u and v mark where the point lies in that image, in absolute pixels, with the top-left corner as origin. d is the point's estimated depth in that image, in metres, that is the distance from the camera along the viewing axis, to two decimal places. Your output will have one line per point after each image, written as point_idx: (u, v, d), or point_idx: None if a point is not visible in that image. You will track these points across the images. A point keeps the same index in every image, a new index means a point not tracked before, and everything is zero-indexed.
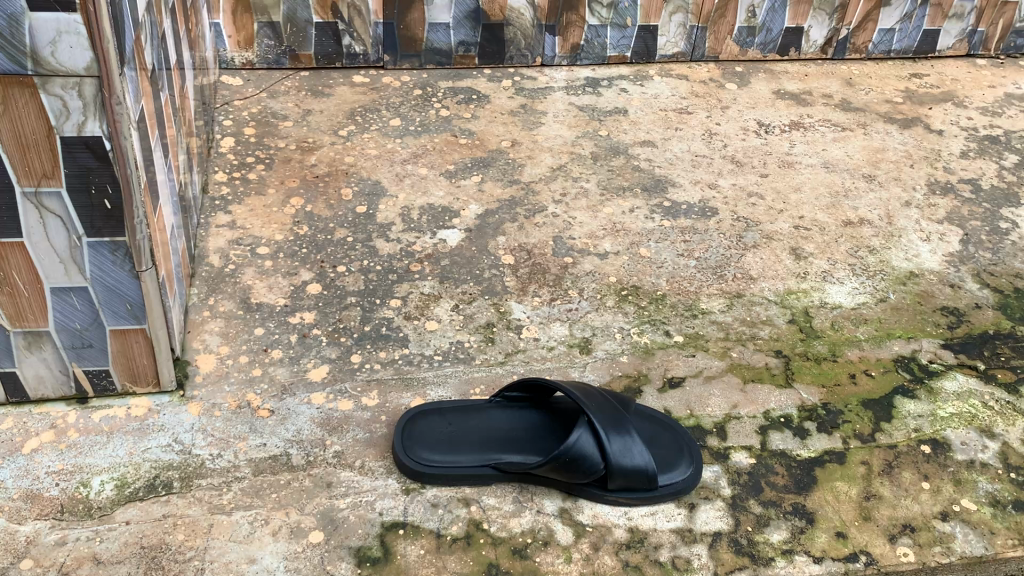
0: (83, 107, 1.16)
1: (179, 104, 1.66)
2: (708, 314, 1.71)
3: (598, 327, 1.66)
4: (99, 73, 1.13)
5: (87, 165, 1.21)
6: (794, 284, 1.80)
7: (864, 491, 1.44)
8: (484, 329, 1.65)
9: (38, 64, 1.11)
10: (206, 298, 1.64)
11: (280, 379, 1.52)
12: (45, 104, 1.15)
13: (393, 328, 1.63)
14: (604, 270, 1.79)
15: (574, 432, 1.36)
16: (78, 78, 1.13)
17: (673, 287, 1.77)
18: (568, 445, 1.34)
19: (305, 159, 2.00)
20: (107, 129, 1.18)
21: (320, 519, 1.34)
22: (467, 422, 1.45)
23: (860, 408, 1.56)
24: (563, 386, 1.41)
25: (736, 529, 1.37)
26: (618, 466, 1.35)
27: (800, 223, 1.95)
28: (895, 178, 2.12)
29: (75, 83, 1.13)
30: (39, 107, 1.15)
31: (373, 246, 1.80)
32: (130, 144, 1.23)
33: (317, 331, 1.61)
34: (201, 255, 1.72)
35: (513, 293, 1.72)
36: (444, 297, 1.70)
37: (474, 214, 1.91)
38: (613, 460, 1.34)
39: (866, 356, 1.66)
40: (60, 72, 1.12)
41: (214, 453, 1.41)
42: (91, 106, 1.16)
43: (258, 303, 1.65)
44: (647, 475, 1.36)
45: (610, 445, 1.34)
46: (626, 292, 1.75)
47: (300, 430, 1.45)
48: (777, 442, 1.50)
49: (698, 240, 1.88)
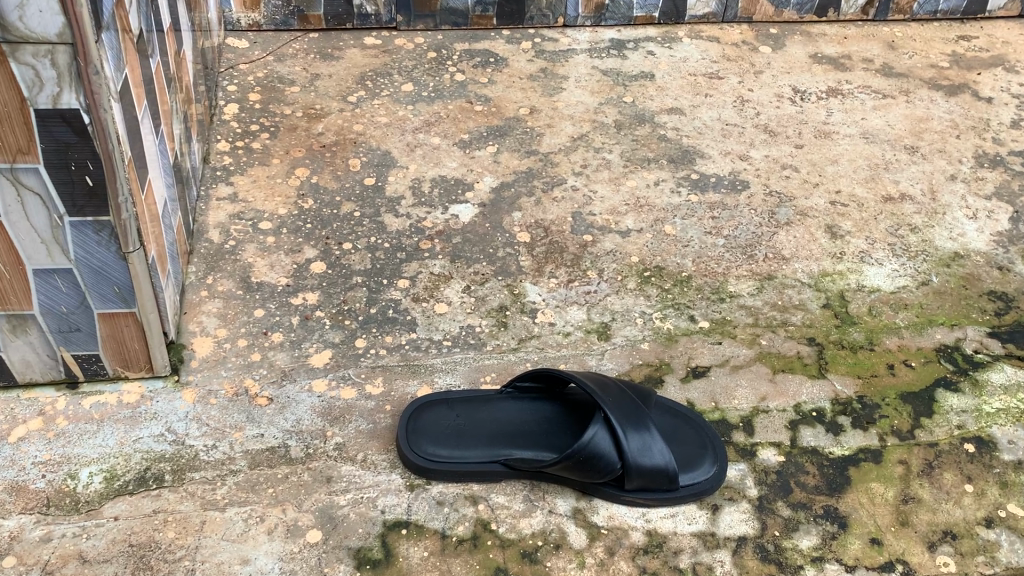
0: (57, 77, 1.06)
1: (175, 70, 1.56)
2: (737, 297, 1.61)
3: (618, 311, 1.57)
4: (73, 39, 1.03)
5: (65, 140, 1.12)
6: (829, 265, 1.68)
7: (902, 494, 1.34)
8: (496, 313, 1.55)
9: (6, 30, 1.01)
10: (204, 277, 1.56)
11: (280, 364, 1.44)
12: (16, 73, 1.05)
13: (400, 310, 1.54)
14: (625, 249, 1.69)
15: (590, 428, 1.27)
16: (50, 45, 1.03)
17: (699, 268, 1.66)
18: (583, 443, 1.25)
19: (312, 128, 1.90)
20: (84, 101, 1.09)
21: (319, 517, 1.26)
22: (476, 415, 1.36)
23: (899, 402, 1.46)
24: (578, 378, 1.32)
25: (763, 534, 1.28)
26: (636, 466, 1.26)
27: (837, 198, 1.83)
28: (940, 150, 1.99)
29: (47, 51, 1.04)
30: (9, 76, 1.05)
31: (381, 222, 1.70)
32: (111, 116, 1.13)
33: (320, 313, 1.53)
34: (200, 230, 1.64)
35: (528, 274, 1.62)
36: (455, 278, 1.61)
37: (489, 187, 1.81)
38: (630, 459, 1.25)
39: (905, 345, 1.55)
40: (29, 39, 1.02)
41: (208, 444, 1.34)
42: (66, 76, 1.06)
43: (258, 283, 1.56)
44: (667, 475, 1.27)
45: (628, 444, 1.25)
46: (649, 273, 1.64)
47: (299, 420, 1.37)
48: (809, 439, 1.40)
49: (727, 217, 1.77)
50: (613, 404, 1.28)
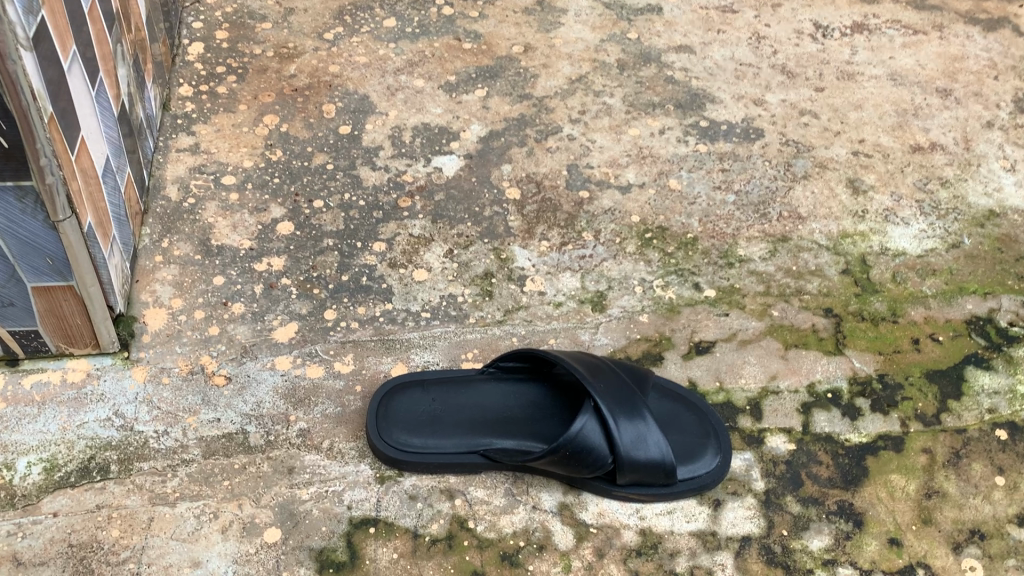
0: None
1: (121, 9, 1.39)
2: (747, 262, 1.46)
3: (615, 278, 1.42)
4: None
5: None
6: (850, 225, 1.52)
7: (924, 487, 1.21)
8: (481, 281, 1.41)
9: None
10: (160, 240, 1.42)
11: (241, 339, 1.31)
12: None
13: (375, 277, 1.40)
14: (625, 207, 1.53)
15: (578, 419, 1.13)
16: None
17: (706, 228, 1.51)
18: (569, 436, 1.11)
19: (283, 69, 1.74)
20: None
21: (278, 514, 1.14)
22: (453, 400, 1.22)
23: (923, 382, 1.32)
24: (566, 362, 1.17)
25: (769, 534, 1.15)
26: (630, 461, 1.12)
27: (860, 148, 1.66)
28: (976, 93, 1.81)
29: None
30: None
31: (356, 176, 1.55)
32: (23, 67, 0.97)
33: (286, 281, 1.39)
34: (157, 187, 1.49)
35: (517, 236, 1.48)
36: (436, 241, 1.46)
37: (476, 135, 1.65)
38: (623, 453, 1.11)
39: (933, 316, 1.40)
40: None
41: (159, 430, 1.22)
42: None
43: (219, 247, 1.42)
44: (665, 469, 1.13)
45: (621, 436, 1.11)
46: (650, 235, 1.49)
47: (260, 403, 1.25)
48: (823, 424, 1.26)
49: (738, 170, 1.60)
50: (604, 391, 1.13)
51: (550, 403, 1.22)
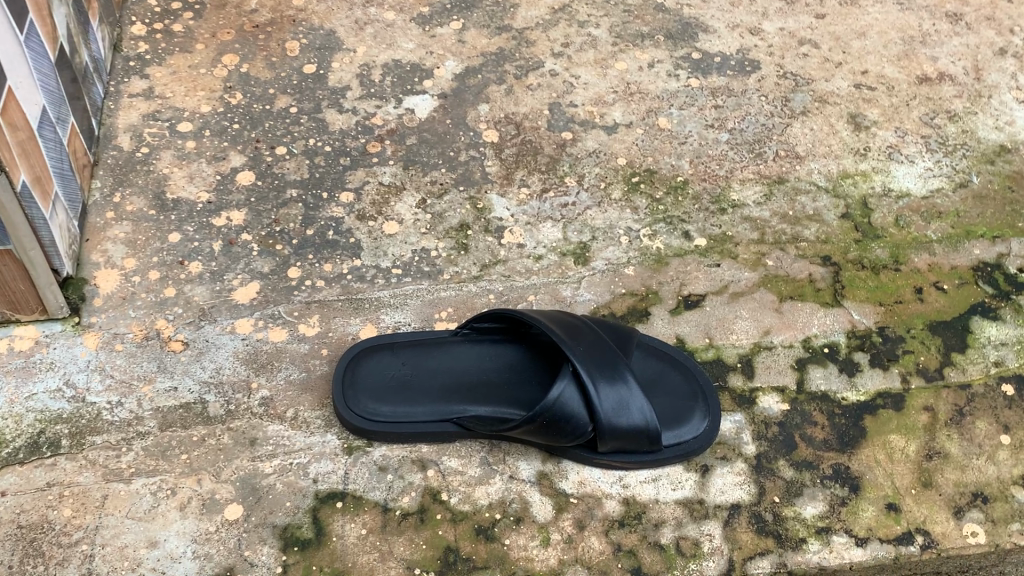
0: None
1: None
2: (740, 207, 1.37)
3: (599, 228, 1.34)
4: None
5: None
6: (851, 165, 1.42)
7: (925, 447, 1.14)
8: (456, 233, 1.32)
9: None
10: (111, 194, 1.32)
11: (198, 301, 1.23)
12: None
13: (343, 231, 1.32)
14: (610, 149, 1.43)
15: (556, 384, 1.05)
16: None
17: (697, 171, 1.41)
18: (547, 402, 1.04)
19: (244, 5, 1.62)
20: None
21: (240, 489, 1.08)
22: (424, 364, 1.15)
23: (926, 334, 1.24)
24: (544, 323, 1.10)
25: (760, 501, 1.09)
26: (612, 427, 1.05)
27: (863, 80, 1.55)
28: (988, 17, 1.68)
29: None
30: None
31: (323, 120, 1.45)
32: None
33: (247, 236, 1.30)
34: (107, 135, 1.39)
35: (495, 183, 1.38)
36: (408, 189, 1.37)
37: (452, 73, 1.54)
38: (603, 421, 1.04)
39: (938, 263, 1.31)
40: None
41: (113, 401, 1.14)
42: None
43: (174, 201, 1.33)
44: (649, 436, 1.06)
45: (601, 403, 1.04)
46: (637, 179, 1.40)
47: (219, 370, 1.17)
48: (818, 383, 1.19)
49: (732, 106, 1.50)
50: (583, 355, 1.06)
51: (528, 366, 1.15)
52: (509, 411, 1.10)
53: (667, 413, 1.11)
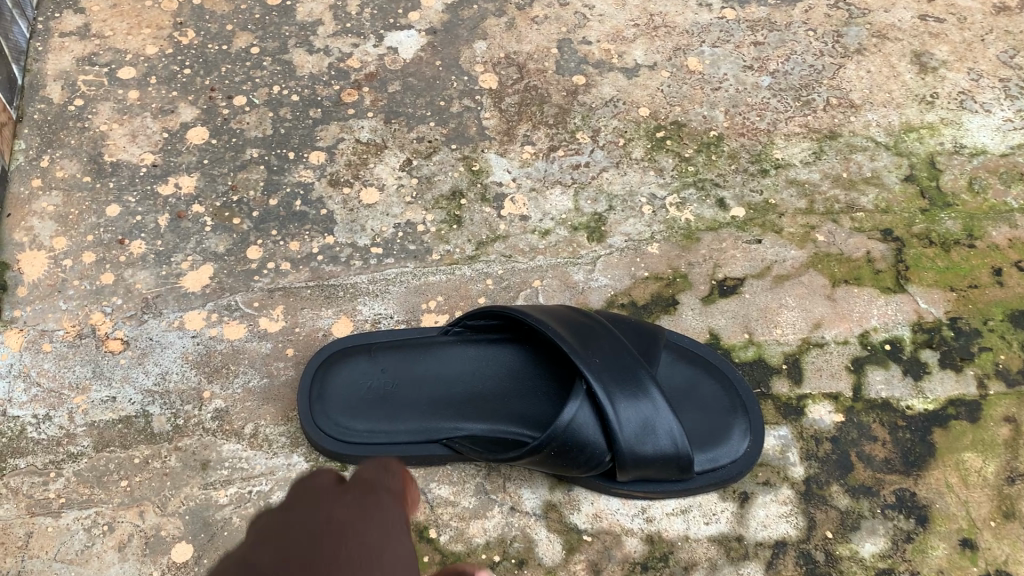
0: None
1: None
2: (785, 168, 1.15)
3: (617, 195, 1.13)
4: None
5: None
6: (915, 115, 1.20)
7: (1006, 469, 0.96)
8: (447, 202, 1.12)
9: None
10: (38, 158, 1.12)
11: (141, 289, 1.04)
12: None
13: (312, 201, 1.11)
14: (630, 96, 1.21)
15: (568, 404, 0.85)
16: None
17: (733, 123, 1.19)
18: (557, 427, 0.84)
19: None
20: None
21: (189, 524, 0.90)
22: (407, 372, 0.96)
23: (1007, 327, 1.04)
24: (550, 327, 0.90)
25: (809, 537, 0.91)
26: (635, 455, 0.85)
27: (929, 10, 1.31)
28: None
29: None
30: None
31: (290, 62, 1.23)
32: None
33: (199, 208, 1.10)
34: (35, 85, 1.18)
35: (493, 140, 1.17)
36: (391, 148, 1.16)
37: (443, 4, 1.30)
38: (625, 450, 0.85)
39: (1020, 237, 1.10)
40: None
41: (39, 415, 0.95)
42: None
43: (114, 165, 1.12)
44: (681, 463, 0.87)
45: (622, 428, 0.84)
46: (662, 134, 1.18)
47: (166, 375, 0.98)
48: (878, 388, 1.00)
49: (775, 43, 1.26)
50: (600, 368, 0.86)
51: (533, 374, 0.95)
52: (509, 431, 0.91)
53: (701, 431, 0.91)
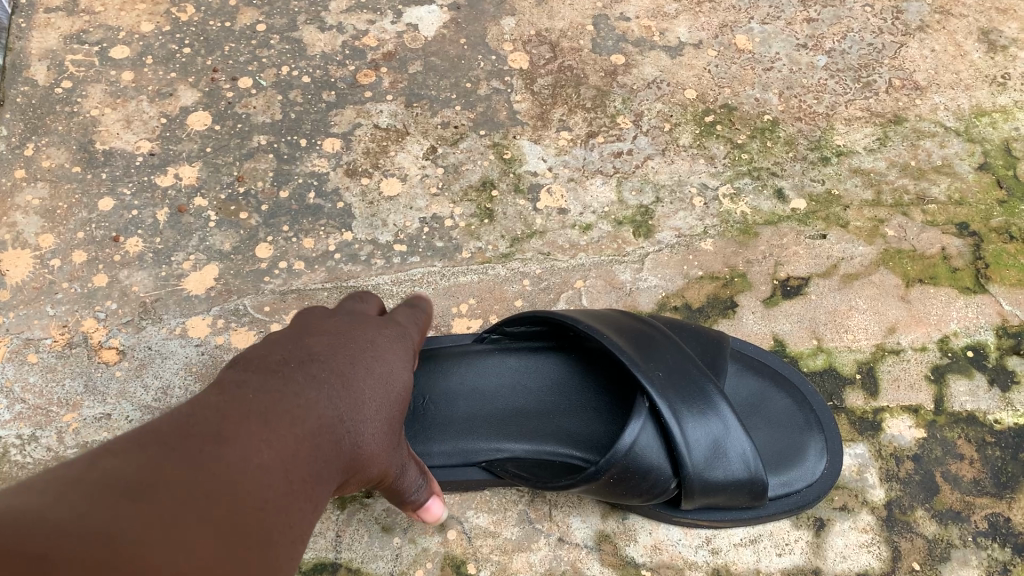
0: None
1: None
2: (848, 156, 1.05)
3: (665, 185, 1.02)
4: None
5: None
6: (986, 98, 1.10)
7: None
8: (476, 194, 1.01)
9: None
10: (22, 146, 1.00)
11: (138, 292, 0.93)
12: None
13: (327, 193, 1.00)
14: (675, 77, 1.10)
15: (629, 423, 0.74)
16: None
17: (788, 106, 1.08)
18: (617, 451, 0.72)
19: None
20: None
21: None
22: (440, 385, 0.84)
23: None
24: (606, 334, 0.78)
25: (894, 570, 0.81)
26: (704, 482, 0.74)
27: None
28: None
29: None
30: None
31: (300, 40, 1.12)
32: None
33: (202, 201, 0.99)
34: (17, 65, 1.07)
35: (527, 125, 1.06)
36: (413, 134, 1.05)
37: None
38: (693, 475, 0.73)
39: None
40: None
41: (24, 435, 0.83)
42: None
43: (106, 153, 1.01)
44: (753, 489, 0.76)
45: (690, 451, 0.73)
46: (711, 119, 1.07)
47: (167, 390, 0.87)
48: (962, 400, 0.90)
49: (829, 19, 1.16)
50: (665, 383, 0.74)
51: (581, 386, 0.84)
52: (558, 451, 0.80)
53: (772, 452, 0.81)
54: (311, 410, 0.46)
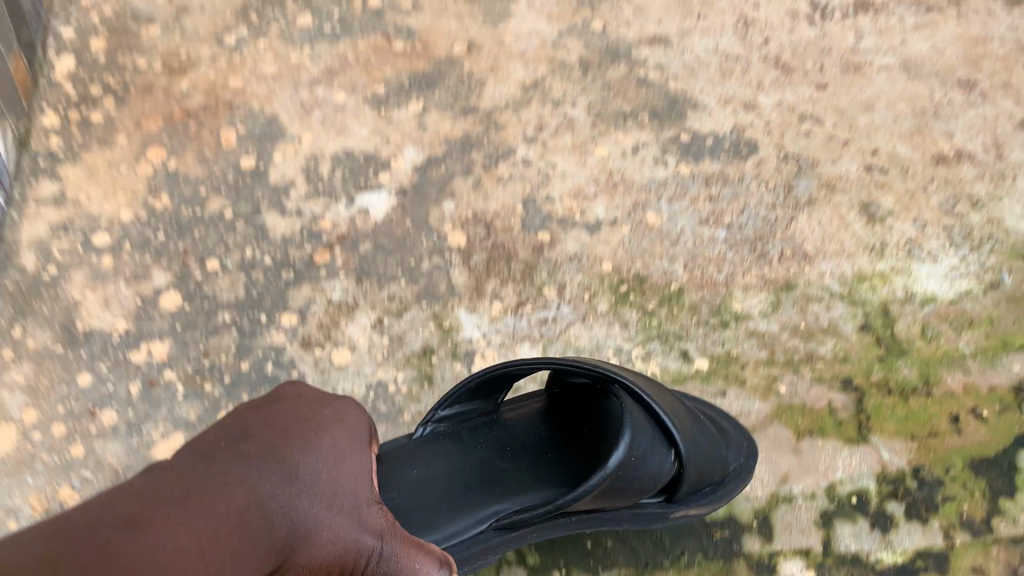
0: None
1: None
2: (746, 321, 1.19)
3: (585, 350, 1.16)
4: None
5: None
6: (866, 265, 1.26)
7: None
8: (418, 360, 1.14)
9: None
10: (10, 329, 1.13)
11: (111, 460, 1.03)
12: None
13: (284, 364, 1.12)
14: (595, 252, 1.26)
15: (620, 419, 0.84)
16: None
17: (693, 276, 1.23)
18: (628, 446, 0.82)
19: (173, 87, 1.43)
20: None
21: None
22: (402, 483, 0.86)
23: (968, 475, 1.06)
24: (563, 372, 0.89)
25: None
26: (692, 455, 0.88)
27: (873, 162, 1.38)
28: (1004, 86, 1.51)
29: None
30: None
31: (263, 224, 1.26)
32: None
33: (170, 374, 1.11)
34: (9, 254, 1.20)
35: (463, 297, 1.20)
36: (363, 308, 1.18)
37: (411, 163, 1.35)
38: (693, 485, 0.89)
39: (973, 384, 1.14)
40: None
41: None
42: None
43: (86, 333, 1.13)
44: (720, 465, 0.94)
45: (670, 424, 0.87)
46: (626, 289, 1.22)
47: None
48: (847, 542, 1.01)
49: (729, 196, 1.33)
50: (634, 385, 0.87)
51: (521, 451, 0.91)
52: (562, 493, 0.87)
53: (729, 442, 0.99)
54: (226, 497, 0.61)
